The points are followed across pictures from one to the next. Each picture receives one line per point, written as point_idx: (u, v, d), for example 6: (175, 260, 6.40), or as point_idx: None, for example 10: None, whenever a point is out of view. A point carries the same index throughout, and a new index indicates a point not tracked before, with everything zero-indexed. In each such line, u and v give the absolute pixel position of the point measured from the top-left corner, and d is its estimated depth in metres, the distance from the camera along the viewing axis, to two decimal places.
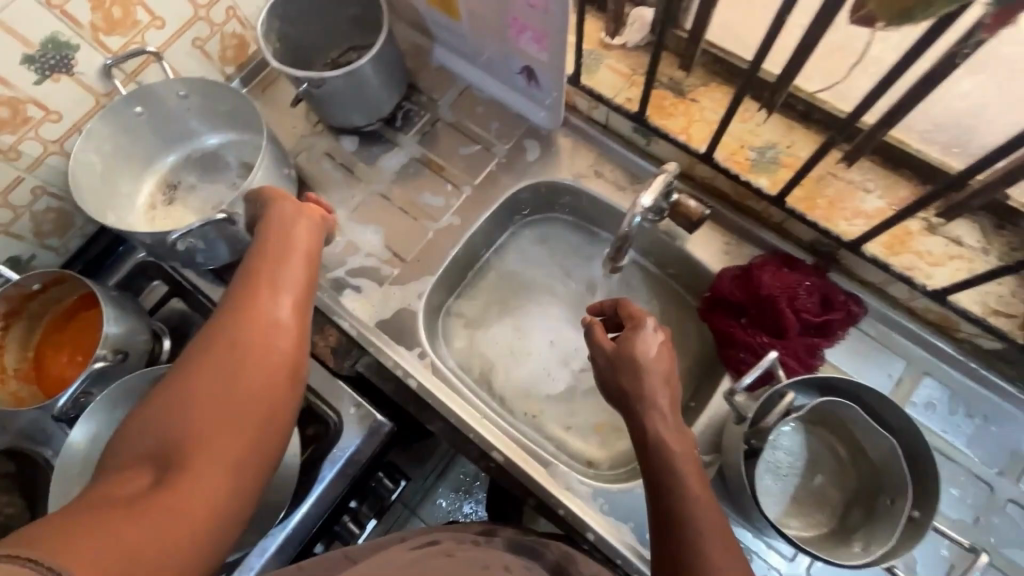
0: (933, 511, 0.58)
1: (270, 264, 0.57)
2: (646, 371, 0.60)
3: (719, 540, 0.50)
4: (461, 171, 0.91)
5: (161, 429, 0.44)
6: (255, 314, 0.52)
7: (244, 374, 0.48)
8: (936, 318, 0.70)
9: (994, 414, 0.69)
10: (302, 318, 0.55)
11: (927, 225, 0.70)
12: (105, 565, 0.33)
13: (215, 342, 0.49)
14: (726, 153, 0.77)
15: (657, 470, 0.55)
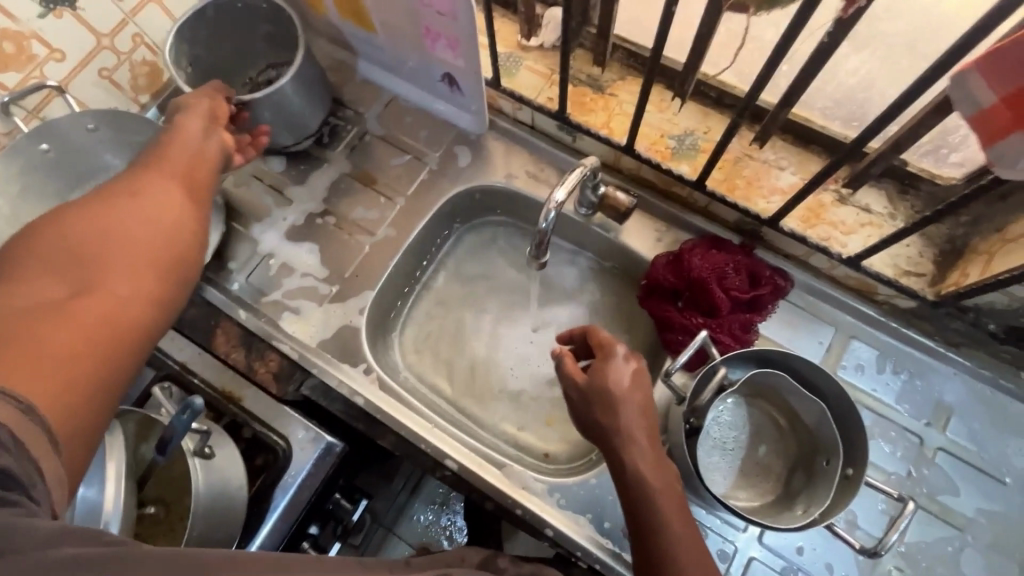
0: (863, 467, 0.64)
1: (150, 166, 0.58)
2: (621, 402, 0.61)
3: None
4: (392, 181, 0.92)
5: (58, 264, 0.45)
6: (140, 190, 0.54)
7: (140, 232, 0.50)
8: (855, 283, 0.79)
9: (918, 370, 0.78)
10: (191, 193, 0.58)
11: (838, 196, 0.77)
12: (62, 385, 0.39)
13: (82, 214, 0.49)
14: (646, 144, 0.83)
15: (641, 503, 0.57)
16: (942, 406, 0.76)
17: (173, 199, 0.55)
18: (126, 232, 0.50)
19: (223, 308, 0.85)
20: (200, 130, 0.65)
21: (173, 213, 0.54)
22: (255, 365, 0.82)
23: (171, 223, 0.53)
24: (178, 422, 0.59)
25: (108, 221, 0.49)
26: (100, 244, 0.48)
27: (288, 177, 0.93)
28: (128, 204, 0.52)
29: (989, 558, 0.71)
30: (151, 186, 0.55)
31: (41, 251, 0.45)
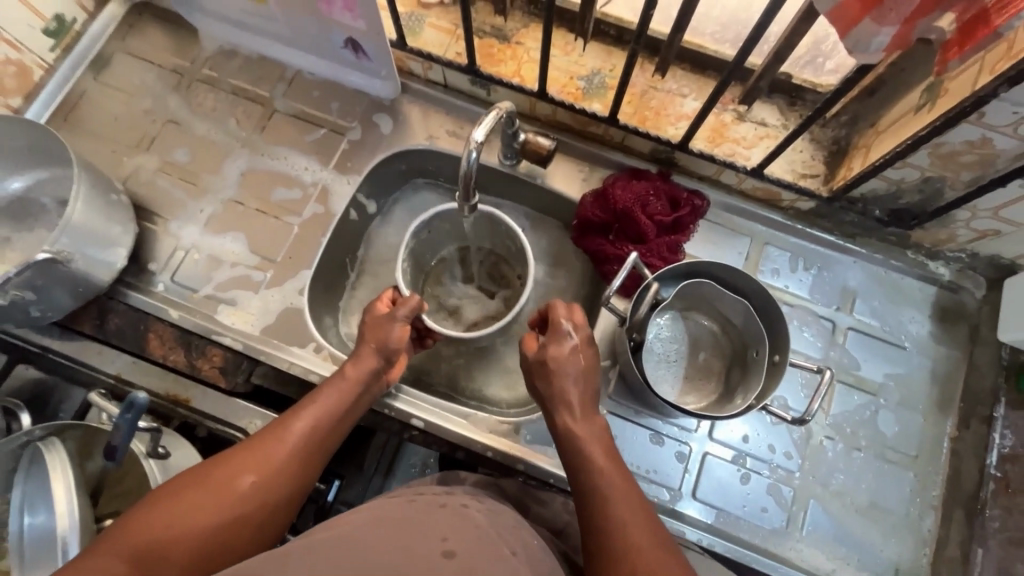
0: (786, 351, 0.71)
1: (339, 421, 0.68)
2: (563, 372, 0.71)
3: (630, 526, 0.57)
4: (312, 157, 0.90)
5: (214, 484, 0.58)
6: (300, 422, 0.65)
7: (282, 445, 0.63)
8: (763, 194, 0.85)
9: (824, 263, 0.87)
10: (328, 433, 0.67)
11: (737, 114, 0.83)
12: (175, 537, 0.54)
13: (272, 443, 0.63)
14: (557, 88, 0.85)
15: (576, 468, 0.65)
16: (848, 290, 0.86)
17: (307, 451, 0.64)
18: (248, 471, 0.60)
19: (153, 311, 0.81)
20: (386, 317, 0.75)
21: (293, 447, 0.63)
22: (198, 363, 0.78)
23: (250, 508, 0.59)
24: (125, 421, 0.56)
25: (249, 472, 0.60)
26: (204, 500, 0.57)
27: (198, 168, 0.89)
28: (281, 431, 0.64)
29: (900, 413, 0.81)
30: (283, 436, 0.63)
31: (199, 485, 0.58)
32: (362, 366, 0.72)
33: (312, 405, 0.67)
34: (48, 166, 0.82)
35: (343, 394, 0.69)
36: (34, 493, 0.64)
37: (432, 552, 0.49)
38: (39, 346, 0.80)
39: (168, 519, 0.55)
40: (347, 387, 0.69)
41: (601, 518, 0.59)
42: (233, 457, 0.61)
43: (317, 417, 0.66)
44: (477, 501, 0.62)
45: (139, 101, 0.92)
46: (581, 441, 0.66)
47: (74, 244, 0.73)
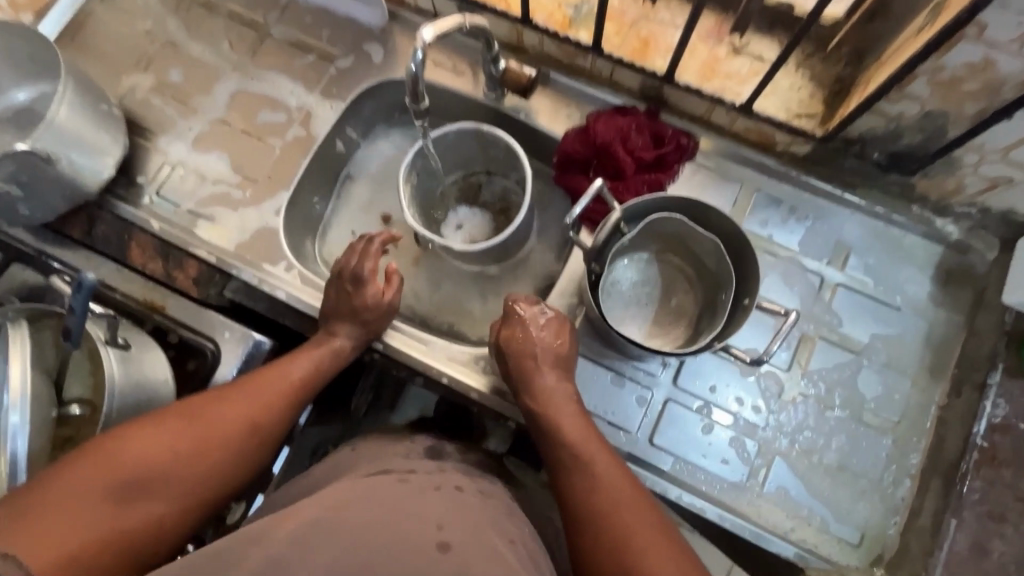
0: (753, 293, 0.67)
1: (320, 377, 0.69)
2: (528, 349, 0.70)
3: (614, 503, 0.58)
4: (298, 82, 0.90)
5: (196, 420, 0.58)
6: (285, 374, 0.66)
7: (269, 393, 0.63)
8: (757, 135, 0.80)
9: (819, 213, 0.81)
10: (311, 385, 0.67)
11: (733, 48, 0.78)
12: (154, 467, 0.54)
13: (256, 389, 0.63)
14: (544, 15, 0.81)
15: (551, 439, 0.65)
16: (842, 245, 0.80)
17: (289, 403, 0.65)
18: (230, 410, 0.60)
19: (136, 221, 0.84)
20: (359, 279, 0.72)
21: (279, 394, 0.64)
22: (175, 274, 0.82)
23: (229, 448, 0.59)
24: (75, 300, 0.58)
25: (239, 415, 0.61)
26: (193, 433, 0.58)
27: (189, 88, 0.91)
28: (269, 380, 0.65)
29: (885, 376, 0.76)
30: (267, 384, 0.64)
31: (181, 418, 0.58)
32: (343, 333, 0.71)
33: (296, 359, 0.68)
34: (49, 77, 0.86)
35: (324, 353, 0.70)
36: None
37: (426, 543, 0.47)
38: (32, 245, 0.83)
39: (145, 449, 0.54)
40: (327, 345, 0.70)
41: (587, 500, 0.59)
42: (218, 399, 0.61)
43: (304, 371, 0.67)
44: (471, 484, 0.62)
45: (140, 22, 0.94)
46: (569, 431, 0.64)
47: (59, 143, 0.76)
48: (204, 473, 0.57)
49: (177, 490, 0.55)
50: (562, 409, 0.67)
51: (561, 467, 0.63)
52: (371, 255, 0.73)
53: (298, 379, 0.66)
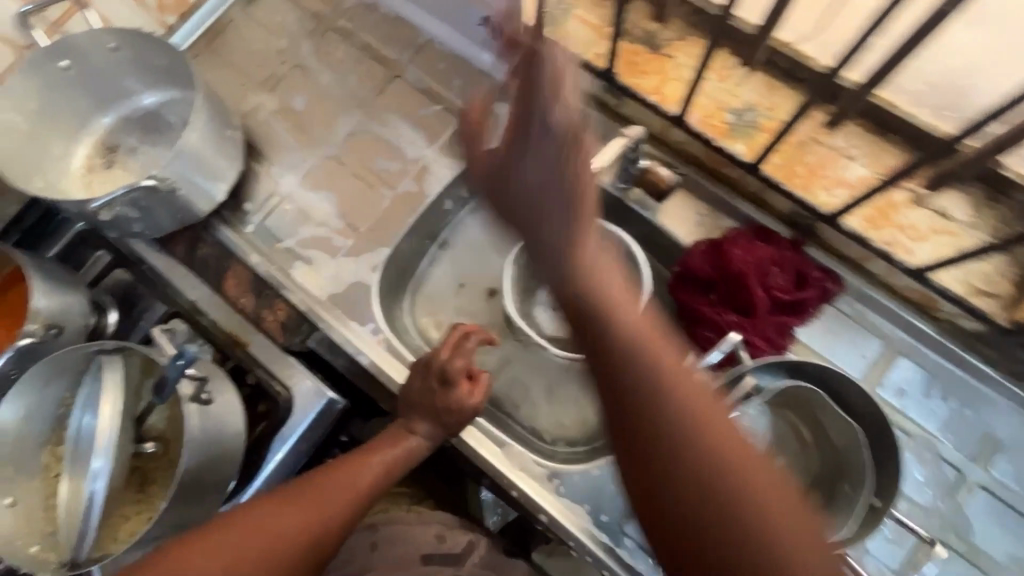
0: (892, 500, 0.59)
1: (383, 480, 0.64)
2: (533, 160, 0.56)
3: (692, 436, 0.44)
4: (419, 131, 0.86)
5: (252, 526, 0.55)
6: (350, 478, 0.62)
7: (328, 500, 0.59)
8: (918, 297, 0.70)
9: (970, 398, 0.70)
10: (374, 492, 0.63)
11: (914, 196, 0.68)
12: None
13: (316, 492, 0.60)
14: (699, 116, 0.73)
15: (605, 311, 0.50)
16: (991, 441, 0.69)
17: (350, 510, 0.60)
18: (285, 517, 0.57)
19: (236, 250, 0.83)
20: (442, 378, 0.68)
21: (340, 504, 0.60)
22: (264, 314, 0.80)
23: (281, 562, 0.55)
24: None
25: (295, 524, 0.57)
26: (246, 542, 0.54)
27: (311, 118, 0.88)
28: (335, 482, 0.61)
29: None
30: (328, 486, 0.61)
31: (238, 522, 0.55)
32: (420, 432, 0.68)
33: (364, 462, 0.64)
34: (182, 88, 0.86)
35: (394, 455, 0.66)
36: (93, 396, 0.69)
37: None
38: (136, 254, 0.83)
39: (196, 560, 0.51)
40: (396, 445, 0.67)
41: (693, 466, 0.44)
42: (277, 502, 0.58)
43: (371, 475, 0.64)
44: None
45: (275, 39, 0.92)
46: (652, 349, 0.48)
47: (181, 171, 0.75)
48: None
49: None
50: (606, 273, 0.53)
51: (638, 403, 0.47)
52: (463, 353, 0.69)
53: (361, 484, 0.62)
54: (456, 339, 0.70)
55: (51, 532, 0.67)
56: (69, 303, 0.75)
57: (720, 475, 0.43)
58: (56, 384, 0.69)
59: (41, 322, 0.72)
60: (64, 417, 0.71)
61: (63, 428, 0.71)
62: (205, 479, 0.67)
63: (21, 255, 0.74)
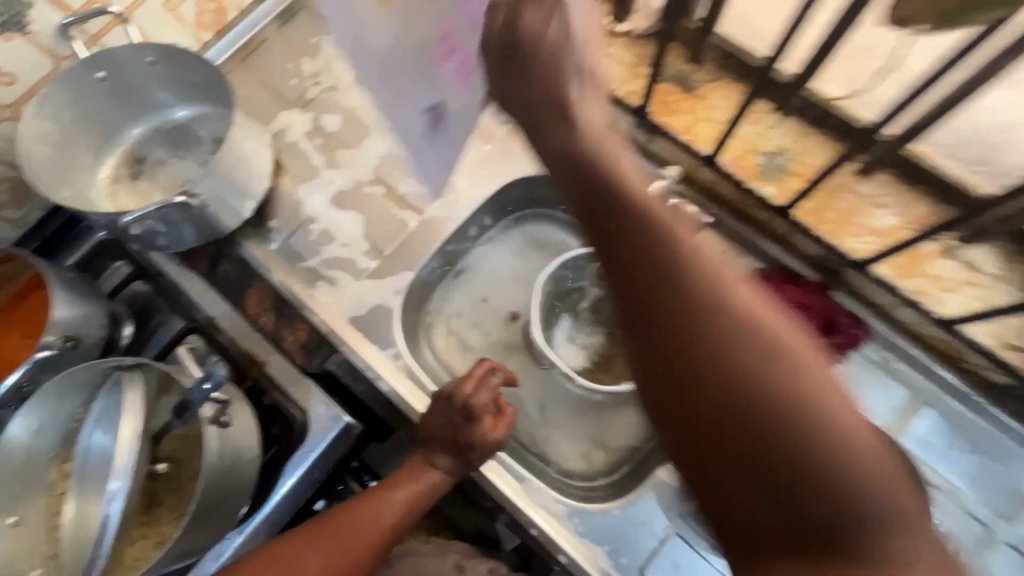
0: None
1: (406, 516, 0.65)
2: (586, 145, 0.42)
3: (746, 337, 0.34)
4: (448, 158, 0.87)
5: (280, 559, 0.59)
6: (371, 515, 0.64)
7: (348, 537, 0.62)
8: (943, 347, 0.70)
9: (995, 453, 0.70)
10: (397, 530, 0.64)
11: (943, 247, 0.68)
12: None
13: (337, 528, 0.62)
14: (730, 158, 0.75)
15: (613, 188, 0.39)
16: (1019, 497, 0.68)
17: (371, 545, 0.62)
18: (307, 552, 0.60)
19: (258, 267, 0.81)
20: (461, 412, 0.67)
21: (365, 542, 0.62)
22: (284, 332, 0.79)
23: None
24: (199, 391, 0.62)
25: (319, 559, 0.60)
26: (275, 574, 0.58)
27: (341, 140, 0.89)
28: (359, 519, 0.63)
29: None
30: (352, 523, 0.62)
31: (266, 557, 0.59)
32: (440, 466, 0.67)
33: (387, 497, 0.65)
34: (214, 104, 0.86)
35: (418, 490, 0.66)
36: (103, 417, 0.66)
37: None
38: (156, 267, 0.83)
39: None
40: (419, 479, 0.67)
41: (711, 317, 0.34)
42: (299, 538, 0.61)
43: (396, 512, 0.65)
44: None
45: (309, 60, 0.93)
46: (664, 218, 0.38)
47: (213, 190, 0.75)
48: None
49: None
50: (607, 143, 0.42)
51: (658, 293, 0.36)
52: (484, 388, 0.69)
53: (383, 523, 0.64)
54: (483, 372, 0.70)
55: (55, 555, 0.65)
56: (89, 314, 0.74)
57: (753, 371, 0.34)
58: (68, 398, 0.66)
59: (59, 333, 0.71)
60: (73, 433, 0.69)
61: (71, 444, 0.69)
62: (218, 504, 0.65)
63: (43, 265, 0.73)
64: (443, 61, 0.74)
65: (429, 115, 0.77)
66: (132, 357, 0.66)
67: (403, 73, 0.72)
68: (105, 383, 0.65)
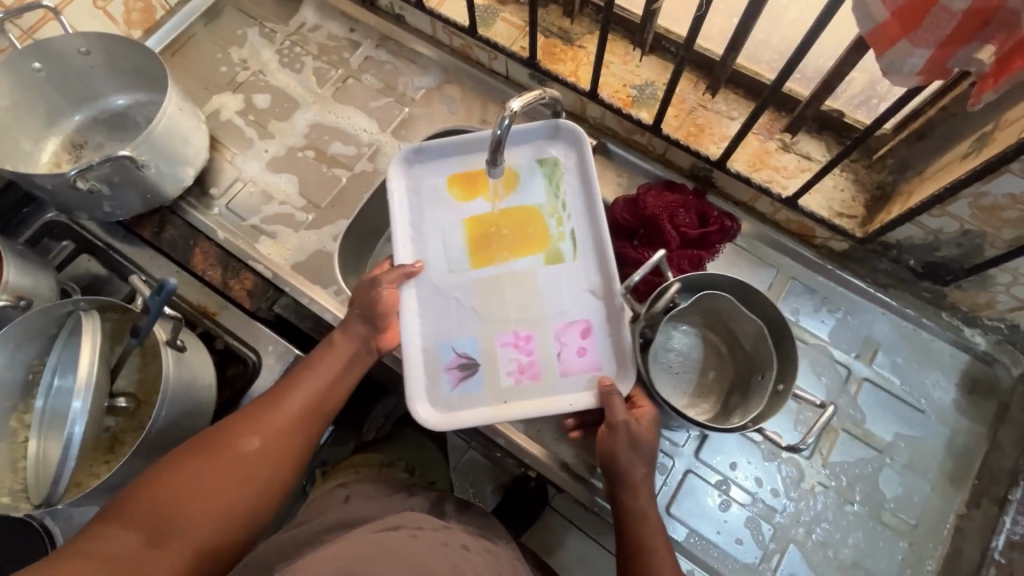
0: (791, 377, 0.70)
1: (353, 362, 0.69)
2: (632, 453, 0.62)
3: None
4: (372, 120, 0.97)
5: (239, 427, 0.61)
6: (321, 367, 0.67)
7: (303, 389, 0.66)
8: (797, 227, 0.84)
9: (849, 307, 0.84)
10: (346, 377, 0.68)
11: (782, 144, 0.83)
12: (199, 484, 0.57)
13: (289, 388, 0.65)
14: (609, 92, 0.88)
15: (632, 533, 0.60)
16: (870, 340, 0.82)
17: (323, 395, 0.66)
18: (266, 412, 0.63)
19: (204, 230, 0.90)
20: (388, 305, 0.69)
21: (321, 390, 0.66)
22: (231, 282, 0.87)
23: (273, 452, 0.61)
24: (153, 301, 0.65)
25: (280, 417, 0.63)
26: (242, 433, 0.61)
27: (272, 114, 0.98)
28: (309, 372, 0.67)
29: (906, 476, 0.77)
30: (303, 380, 0.66)
31: (229, 429, 0.62)
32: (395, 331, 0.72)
33: (331, 350, 0.69)
34: (149, 90, 0.94)
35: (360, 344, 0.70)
36: (65, 359, 0.71)
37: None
38: (104, 242, 0.88)
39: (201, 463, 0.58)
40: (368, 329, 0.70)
41: None
42: (257, 408, 0.64)
43: (345, 365, 0.68)
44: (475, 541, 0.66)
45: (236, 48, 1.02)
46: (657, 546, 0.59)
47: (152, 154, 0.81)
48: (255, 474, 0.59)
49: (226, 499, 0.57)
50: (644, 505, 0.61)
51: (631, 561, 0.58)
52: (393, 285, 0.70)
53: (337, 371, 0.68)
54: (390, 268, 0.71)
55: (23, 490, 0.69)
56: (38, 279, 0.79)
57: None
58: (28, 348, 0.72)
59: (11, 294, 0.75)
60: (33, 383, 0.74)
61: (32, 395, 0.74)
62: (179, 426, 0.71)
63: None
64: (529, 332, 0.70)
65: (455, 363, 0.69)
66: (92, 299, 0.73)
67: (443, 324, 0.70)
68: (66, 325, 0.71)
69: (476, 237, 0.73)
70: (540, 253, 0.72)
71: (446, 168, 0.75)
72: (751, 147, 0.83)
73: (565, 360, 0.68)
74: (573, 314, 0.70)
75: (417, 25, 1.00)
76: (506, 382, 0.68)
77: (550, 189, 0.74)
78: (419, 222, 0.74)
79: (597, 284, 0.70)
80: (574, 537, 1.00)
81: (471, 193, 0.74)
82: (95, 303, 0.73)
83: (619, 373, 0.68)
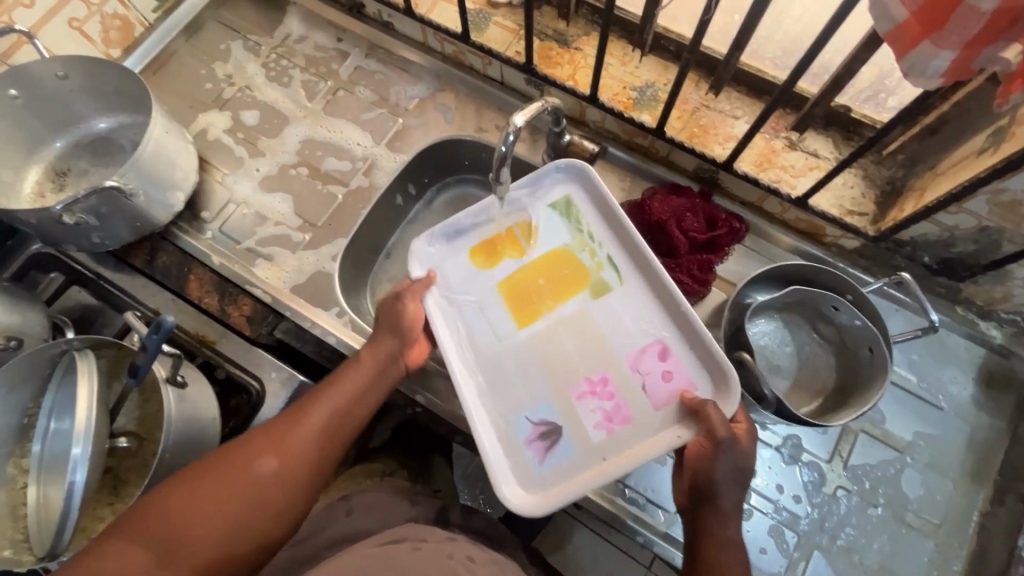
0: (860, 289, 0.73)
1: (373, 383, 0.67)
2: (727, 465, 0.59)
3: None
4: (366, 133, 0.94)
5: (255, 443, 0.60)
6: (342, 385, 0.65)
7: (321, 407, 0.63)
8: (807, 226, 0.82)
9: None
10: (366, 398, 0.66)
11: (789, 142, 0.81)
12: (207, 499, 0.55)
13: (309, 408, 0.63)
14: (609, 95, 0.86)
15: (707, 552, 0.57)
16: None
17: (340, 415, 0.64)
18: (284, 430, 0.61)
19: (198, 256, 0.87)
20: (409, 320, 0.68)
21: (339, 410, 0.64)
22: (229, 309, 0.84)
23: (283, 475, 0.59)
24: (151, 340, 0.62)
25: (295, 435, 0.61)
26: (255, 449, 0.59)
27: (261, 131, 0.95)
28: (329, 391, 0.65)
29: (927, 476, 0.76)
30: (324, 397, 0.64)
31: (245, 444, 0.60)
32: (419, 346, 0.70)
33: (354, 368, 0.67)
34: (132, 112, 0.90)
35: (381, 360, 0.68)
36: (60, 401, 0.68)
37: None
38: (94, 272, 0.85)
39: (214, 477, 0.57)
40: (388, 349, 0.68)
41: None
42: (275, 426, 0.62)
43: (366, 384, 0.66)
44: (481, 551, 0.63)
45: (221, 63, 0.99)
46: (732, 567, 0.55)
47: (139, 181, 0.78)
48: (262, 496, 0.57)
49: (232, 519, 0.55)
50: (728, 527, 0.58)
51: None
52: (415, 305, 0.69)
53: (357, 391, 0.65)
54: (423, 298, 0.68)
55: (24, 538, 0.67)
56: (28, 317, 0.75)
57: None
58: (20, 391, 0.69)
59: (1, 335, 0.72)
60: (29, 427, 0.71)
61: (28, 439, 0.71)
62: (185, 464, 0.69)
63: None
64: (602, 375, 0.66)
65: (534, 434, 0.64)
66: (86, 337, 0.70)
67: (507, 396, 0.66)
68: (60, 366, 0.69)
69: (516, 297, 0.70)
70: (586, 293, 0.69)
71: (459, 243, 0.72)
72: (756, 147, 0.81)
73: (652, 391, 0.65)
74: (643, 341, 0.67)
75: (407, 32, 0.97)
76: (597, 437, 0.64)
77: (572, 231, 0.72)
78: (450, 299, 0.70)
79: (655, 301, 0.68)
80: (581, 533, 0.98)
81: (490, 255, 0.71)
82: (90, 341, 0.70)
83: (716, 387, 0.64)
